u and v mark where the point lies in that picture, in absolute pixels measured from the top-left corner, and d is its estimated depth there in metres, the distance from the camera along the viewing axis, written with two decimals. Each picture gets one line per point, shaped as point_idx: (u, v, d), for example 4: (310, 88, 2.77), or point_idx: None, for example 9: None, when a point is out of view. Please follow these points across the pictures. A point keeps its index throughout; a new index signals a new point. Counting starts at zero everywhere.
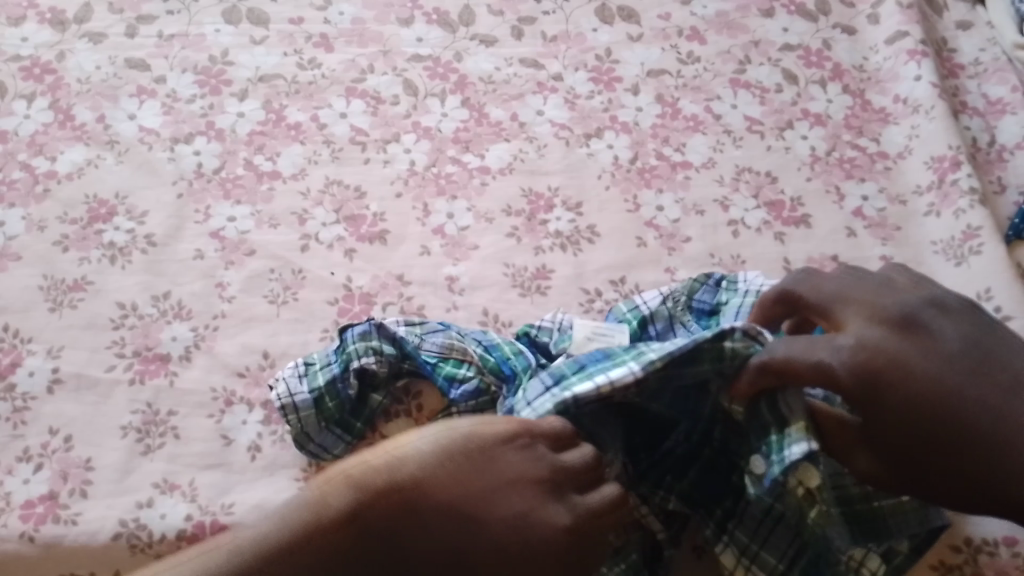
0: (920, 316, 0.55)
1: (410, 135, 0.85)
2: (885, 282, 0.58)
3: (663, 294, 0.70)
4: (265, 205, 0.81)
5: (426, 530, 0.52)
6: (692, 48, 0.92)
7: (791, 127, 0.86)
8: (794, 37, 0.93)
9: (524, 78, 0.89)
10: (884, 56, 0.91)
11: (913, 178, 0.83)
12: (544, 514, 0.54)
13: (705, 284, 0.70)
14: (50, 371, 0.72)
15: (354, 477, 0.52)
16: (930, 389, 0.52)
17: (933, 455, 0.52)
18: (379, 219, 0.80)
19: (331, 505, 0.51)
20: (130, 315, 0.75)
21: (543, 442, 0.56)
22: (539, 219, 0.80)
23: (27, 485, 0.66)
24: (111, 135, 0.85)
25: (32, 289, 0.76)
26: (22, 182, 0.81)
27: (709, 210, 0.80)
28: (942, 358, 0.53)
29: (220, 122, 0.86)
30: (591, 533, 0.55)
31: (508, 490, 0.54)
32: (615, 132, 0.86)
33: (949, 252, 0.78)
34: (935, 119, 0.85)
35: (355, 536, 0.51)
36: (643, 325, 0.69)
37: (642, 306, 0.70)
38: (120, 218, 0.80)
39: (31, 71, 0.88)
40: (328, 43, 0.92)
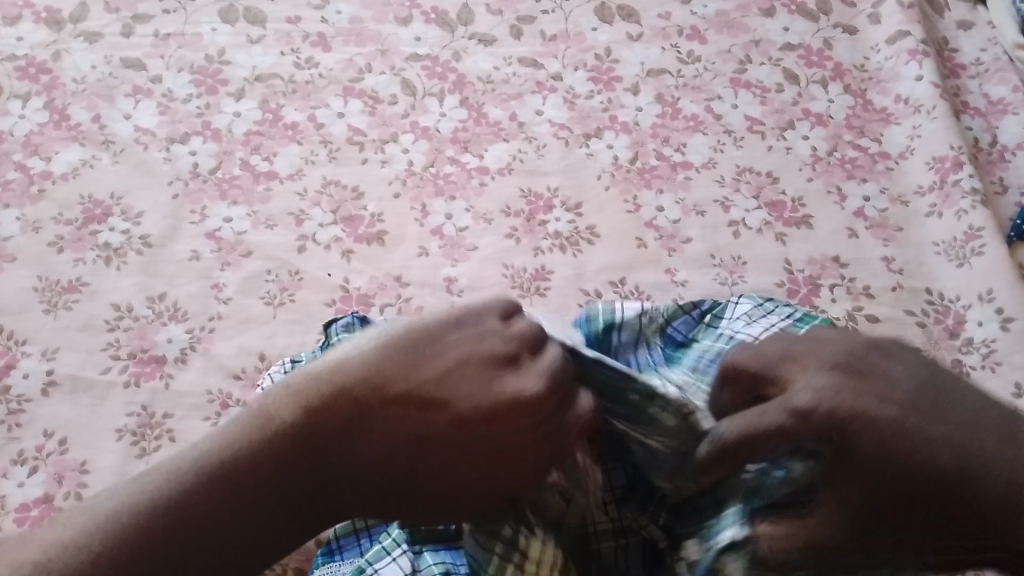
0: (864, 357, 0.40)
1: (408, 135, 0.85)
2: (817, 334, 0.42)
3: (645, 306, 0.59)
4: (261, 206, 0.80)
5: (386, 427, 0.40)
6: (692, 48, 0.91)
7: (791, 127, 0.85)
8: (795, 36, 0.92)
9: (522, 78, 0.89)
10: (884, 55, 0.91)
11: (915, 178, 0.82)
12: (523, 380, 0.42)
13: (687, 314, 0.59)
14: (45, 373, 0.71)
15: (272, 399, 0.41)
16: (919, 451, 0.37)
17: (934, 541, 0.39)
18: (376, 220, 0.80)
19: (268, 422, 0.40)
20: (125, 316, 0.74)
21: (492, 316, 0.44)
22: (538, 220, 0.79)
23: (21, 488, 0.66)
24: (107, 135, 0.84)
25: (27, 291, 0.75)
26: (17, 182, 0.80)
27: (709, 211, 0.80)
28: (893, 402, 0.38)
29: (217, 122, 0.85)
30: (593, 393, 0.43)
31: (474, 358, 0.42)
32: (615, 132, 0.85)
33: (950, 253, 0.77)
34: (936, 119, 0.84)
35: (301, 451, 0.39)
36: (609, 330, 0.58)
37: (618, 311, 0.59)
38: (116, 219, 0.79)
39: (26, 71, 0.87)
40: (325, 43, 0.91)
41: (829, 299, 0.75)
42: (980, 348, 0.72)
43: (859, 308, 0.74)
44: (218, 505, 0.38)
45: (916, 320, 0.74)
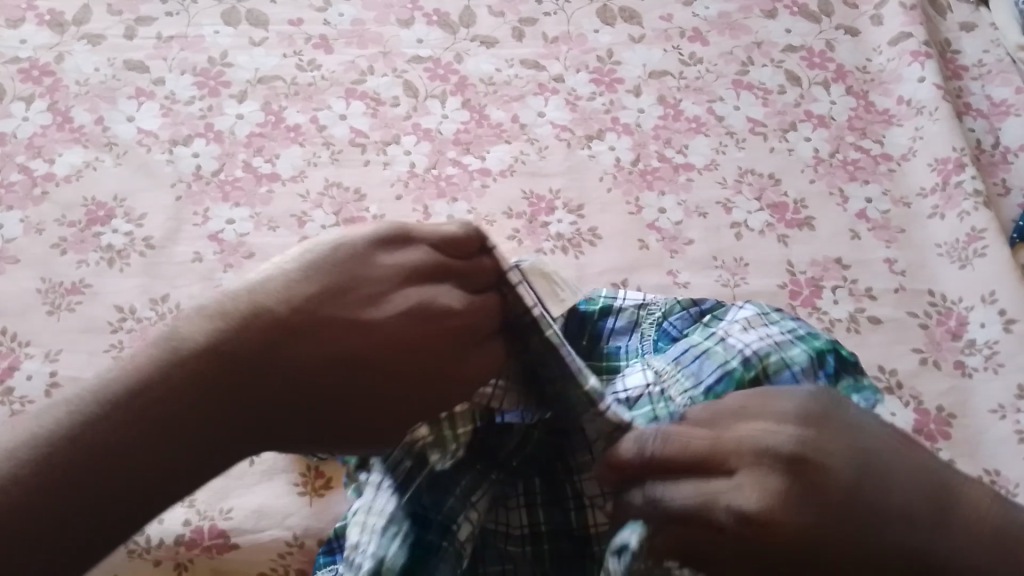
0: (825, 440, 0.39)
1: (410, 136, 0.85)
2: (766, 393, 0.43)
3: (647, 299, 0.61)
4: (264, 207, 0.80)
5: (310, 344, 0.42)
6: (694, 49, 0.91)
7: (793, 129, 0.85)
8: (797, 38, 0.92)
9: (525, 79, 0.89)
10: (887, 57, 0.91)
11: (917, 180, 0.82)
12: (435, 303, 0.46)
13: (686, 310, 0.60)
14: (47, 374, 0.71)
15: (199, 313, 0.42)
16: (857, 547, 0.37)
17: None
18: (378, 221, 0.80)
19: (183, 340, 0.40)
20: (128, 318, 0.74)
21: (417, 243, 0.48)
22: (540, 221, 0.79)
23: None
24: (109, 137, 0.84)
25: (30, 293, 0.75)
26: (20, 185, 0.81)
27: (711, 212, 0.80)
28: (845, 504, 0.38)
29: (219, 124, 0.85)
30: (488, 317, 0.48)
31: (395, 288, 0.46)
32: (617, 134, 0.85)
33: (952, 255, 0.77)
34: (939, 121, 0.84)
35: (220, 368, 0.40)
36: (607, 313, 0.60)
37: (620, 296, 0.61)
38: (118, 221, 0.79)
39: (29, 73, 0.87)
40: (327, 45, 0.91)
41: (831, 299, 0.75)
42: (982, 350, 0.72)
43: (861, 309, 0.74)
44: (131, 423, 0.38)
45: (919, 322, 0.74)
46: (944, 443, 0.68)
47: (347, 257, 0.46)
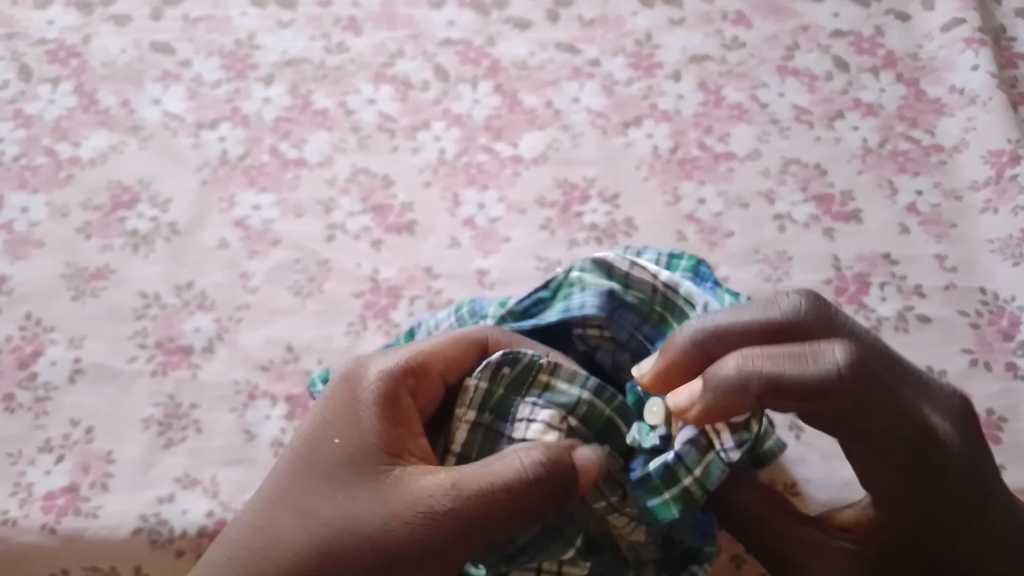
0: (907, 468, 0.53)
1: (440, 122, 0.83)
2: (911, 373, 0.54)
3: (585, 311, 0.57)
4: (290, 194, 0.79)
5: (383, 484, 0.51)
6: (736, 33, 0.87)
7: (840, 117, 0.82)
8: (844, 23, 0.87)
9: (559, 64, 0.86)
10: (938, 43, 0.86)
11: (970, 172, 0.78)
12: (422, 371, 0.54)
13: (580, 301, 0.58)
14: (72, 361, 0.70)
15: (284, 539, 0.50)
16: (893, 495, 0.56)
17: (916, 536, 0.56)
18: (406, 209, 0.78)
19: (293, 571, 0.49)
20: (152, 304, 0.73)
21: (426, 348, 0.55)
22: (573, 211, 0.78)
23: (47, 476, 0.65)
24: (135, 120, 0.83)
25: (55, 278, 0.74)
26: (45, 168, 0.79)
27: (753, 204, 0.77)
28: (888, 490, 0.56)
29: (245, 108, 0.83)
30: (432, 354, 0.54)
31: (404, 374, 0.54)
32: (654, 121, 0.82)
33: (1005, 252, 0.74)
34: (992, 111, 0.81)
35: (352, 537, 0.50)
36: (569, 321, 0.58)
37: (578, 306, 0.58)
38: (143, 205, 0.78)
39: (56, 55, 0.86)
40: (357, 27, 0.88)
41: (879, 297, 0.72)
42: None
43: (910, 307, 0.72)
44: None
45: (969, 321, 0.71)
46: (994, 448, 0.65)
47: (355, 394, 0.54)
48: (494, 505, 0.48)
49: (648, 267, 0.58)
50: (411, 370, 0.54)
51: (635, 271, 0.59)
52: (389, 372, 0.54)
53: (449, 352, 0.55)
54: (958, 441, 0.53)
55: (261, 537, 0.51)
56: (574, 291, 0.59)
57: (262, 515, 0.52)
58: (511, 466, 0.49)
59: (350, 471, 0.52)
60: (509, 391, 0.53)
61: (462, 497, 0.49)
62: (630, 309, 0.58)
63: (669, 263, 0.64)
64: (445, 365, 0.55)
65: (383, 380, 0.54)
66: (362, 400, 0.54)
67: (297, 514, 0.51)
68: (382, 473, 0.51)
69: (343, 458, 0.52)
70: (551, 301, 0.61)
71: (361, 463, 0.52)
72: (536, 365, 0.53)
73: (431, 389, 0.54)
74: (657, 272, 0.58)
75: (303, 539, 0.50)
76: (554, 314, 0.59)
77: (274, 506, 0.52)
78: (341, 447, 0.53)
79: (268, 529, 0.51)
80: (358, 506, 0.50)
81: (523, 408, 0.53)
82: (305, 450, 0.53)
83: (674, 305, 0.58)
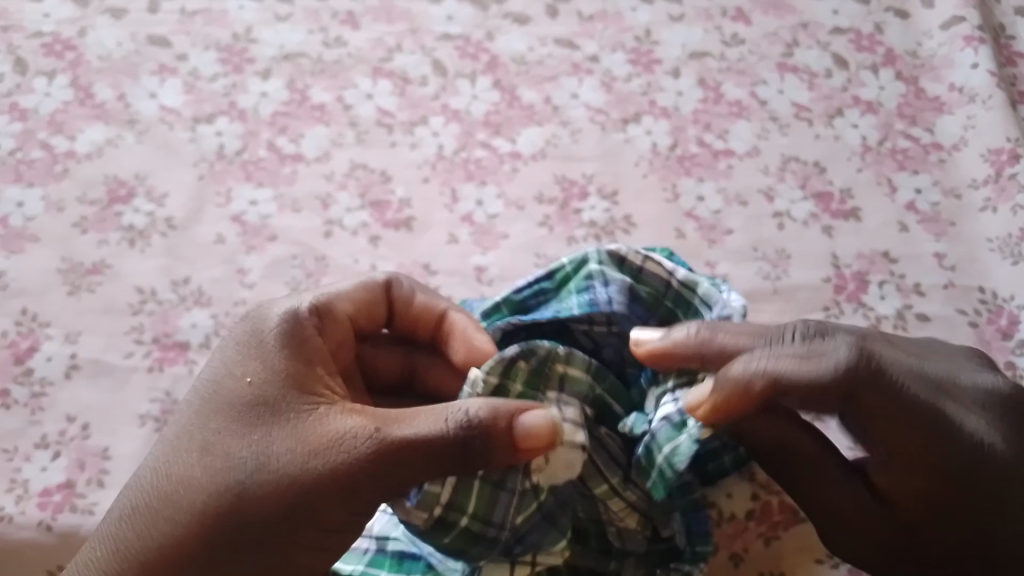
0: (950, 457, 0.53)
1: (438, 117, 0.82)
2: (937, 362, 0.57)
3: (610, 305, 0.58)
4: (287, 189, 0.78)
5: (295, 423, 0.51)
6: (736, 29, 0.87)
7: (840, 114, 0.82)
8: (844, 19, 0.87)
9: (558, 59, 0.85)
10: (938, 41, 0.86)
11: (969, 170, 0.78)
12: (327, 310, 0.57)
13: (602, 293, 0.58)
14: (67, 356, 0.70)
15: (195, 477, 0.51)
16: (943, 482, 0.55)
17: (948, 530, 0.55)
18: (404, 205, 0.78)
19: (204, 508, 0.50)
20: (149, 300, 0.73)
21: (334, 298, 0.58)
22: (572, 208, 0.77)
23: (43, 472, 0.65)
24: (132, 114, 0.82)
25: (51, 272, 0.74)
26: (41, 162, 0.79)
27: (752, 201, 0.77)
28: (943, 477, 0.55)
29: (243, 102, 0.83)
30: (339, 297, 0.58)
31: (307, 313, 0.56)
32: (654, 117, 0.82)
33: (1004, 250, 0.74)
34: (992, 109, 0.80)
35: (266, 475, 0.50)
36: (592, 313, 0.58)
37: (601, 298, 0.58)
38: (140, 200, 0.77)
39: (52, 48, 0.85)
40: (355, 21, 0.88)
41: (878, 295, 0.72)
42: None
43: (908, 306, 0.72)
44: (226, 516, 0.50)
45: (968, 320, 0.71)
46: None
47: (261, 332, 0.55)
48: (412, 450, 0.48)
49: (662, 263, 0.59)
50: (319, 312, 0.56)
51: (648, 266, 0.59)
52: (297, 313, 0.56)
53: (357, 296, 0.60)
54: (999, 431, 0.54)
55: (170, 476, 0.52)
56: (593, 285, 0.59)
57: (173, 455, 0.53)
58: (439, 417, 0.49)
59: (259, 409, 0.52)
60: (528, 385, 0.54)
61: (373, 434, 0.49)
62: (641, 304, 0.59)
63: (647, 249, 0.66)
64: (352, 307, 0.59)
65: (290, 318, 0.55)
66: (271, 339, 0.54)
67: (206, 453, 0.51)
68: (295, 413, 0.51)
69: (252, 398, 0.52)
70: (554, 293, 0.61)
71: (271, 401, 0.52)
72: (553, 354, 0.55)
73: (337, 334, 0.57)
74: (673, 270, 0.59)
75: (210, 476, 0.50)
76: (575, 303, 0.59)
77: (183, 446, 0.52)
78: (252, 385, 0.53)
79: (178, 466, 0.52)
80: (271, 446, 0.50)
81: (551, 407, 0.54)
82: (214, 392, 0.54)
83: (688, 305, 0.59)
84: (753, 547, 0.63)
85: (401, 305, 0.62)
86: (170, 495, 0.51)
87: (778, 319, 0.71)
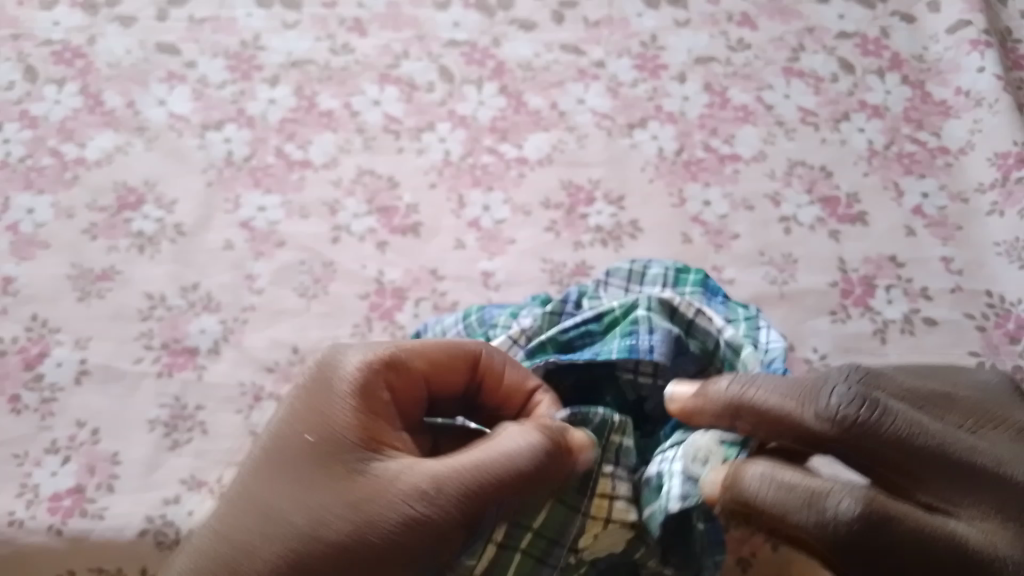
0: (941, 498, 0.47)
1: (445, 123, 0.83)
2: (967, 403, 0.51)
3: (653, 352, 0.56)
4: (295, 195, 0.79)
5: (357, 482, 0.50)
6: (742, 34, 0.87)
7: (846, 119, 0.82)
8: (850, 24, 0.87)
9: (564, 65, 0.86)
10: (944, 45, 0.86)
11: (976, 175, 0.78)
12: (398, 362, 0.53)
13: (646, 338, 0.57)
14: (77, 362, 0.71)
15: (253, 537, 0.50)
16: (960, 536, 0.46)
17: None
18: (411, 211, 0.78)
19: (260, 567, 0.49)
20: (158, 305, 0.73)
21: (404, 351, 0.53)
22: (579, 213, 0.77)
23: (54, 477, 0.65)
24: (141, 121, 0.83)
25: (61, 278, 0.74)
26: (51, 169, 0.80)
27: (759, 206, 0.77)
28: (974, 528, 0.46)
29: (251, 109, 0.83)
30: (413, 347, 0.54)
31: (376, 365, 0.52)
32: (660, 122, 0.82)
33: (1012, 254, 0.74)
34: (998, 114, 0.80)
35: (325, 537, 0.49)
36: (630, 358, 0.56)
37: (645, 343, 0.57)
38: (149, 206, 0.78)
39: (62, 56, 0.86)
40: (362, 28, 0.88)
41: (885, 300, 0.72)
42: None
43: (916, 310, 0.72)
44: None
45: (975, 324, 0.71)
46: None
47: (328, 384, 0.53)
48: (478, 501, 0.48)
49: (714, 318, 0.59)
50: (394, 364, 0.53)
51: (700, 319, 0.60)
52: (368, 365, 0.52)
53: (435, 354, 0.54)
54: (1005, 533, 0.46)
55: (228, 531, 0.51)
56: (638, 330, 0.57)
57: (229, 517, 0.51)
58: (504, 456, 0.48)
59: (324, 471, 0.50)
60: None
61: (438, 497, 0.48)
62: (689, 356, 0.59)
63: (679, 277, 0.67)
64: (427, 364, 0.54)
65: (359, 372, 0.52)
66: (337, 392, 0.52)
67: (264, 512, 0.50)
68: (354, 473, 0.50)
69: (316, 456, 0.51)
70: (601, 335, 0.61)
71: (335, 461, 0.50)
72: (609, 424, 0.53)
73: (409, 390, 0.54)
74: (723, 326, 0.59)
75: (267, 536, 0.49)
76: (616, 346, 0.57)
77: (241, 501, 0.51)
78: (315, 444, 0.51)
79: (232, 528, 0.50)
80: (331, 504, 0.49)
81: (608, 480, 0.53)
82: (275, 445, 0.52)
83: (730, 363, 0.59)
84: (761, 551, 0.63)
85: (488, 375, 0.55)
86: (229, 550, 0.50)
87: (785, 325, 0.71)
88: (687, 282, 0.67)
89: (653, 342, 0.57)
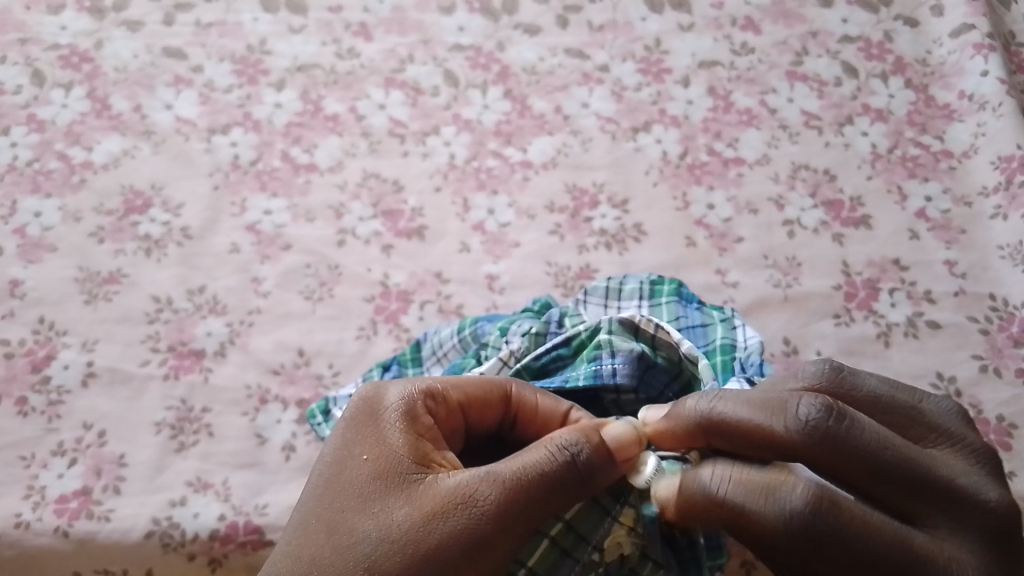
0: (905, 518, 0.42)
1: (450, 127, 0.83)
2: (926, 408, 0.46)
3: (615, 378, 0.57)
4: (301, 198, 0.79)
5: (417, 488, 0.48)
6: (746, 38, 0.87)
7: (850, 122, 0.82)
8: (854, 28, 0.88)
9: (569, 69, 0.86)
10: (947, 49, 0.86)
11: (980, 178, 0.78)
12: (437, 391, 0.53)
13: (604, 365, 0.57)
14: (84, 365, 0.71)
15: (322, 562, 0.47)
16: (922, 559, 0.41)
17: None
18: (416, 214, 0.78)
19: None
20: (165, 308, 0.74)
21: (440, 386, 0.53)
22: (583, 216, 0.78)
23: (60, 479, 0.66)
24: (148, 125, 0.83)
25: (68, 282, 0.75)
26: (59, 172, 0.80)
27: (763, 209, 0.77)
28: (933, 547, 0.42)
29: (257, 113, 0.84)
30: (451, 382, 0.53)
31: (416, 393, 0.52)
32: (664, 126, 0.82)
33: (1016, 257, 0.74)
34: (1002, 117, 0.80)
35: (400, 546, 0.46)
36: (595, 385, 0.57)
37: (606, 371, 0.57)
38: (156, 210, 0.78)
39: (69, 60, 0.87)
40: (367, 32, 0.89)
41: (889, 302, 0.72)
42: None
43: (919, 314, 0.72)
44: None
45: (979, 327, 0.71)
46: (1005, 454, 0.65)
47: (375, 412, 0.52)
48: (539, 494, 0.45)
49: (674, 333, 0.58)
50: (431, 394, 0.52)
51: (661, 334, 0.59)
52: (408, 397, 0.52)
53: (471, 387, 0.53)
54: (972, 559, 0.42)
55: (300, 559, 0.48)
56: (600, 356, 0.58)
57: (296, 543, 0.48)
58: (546, 452, 0.46)
59: (383, 485, 0.48)
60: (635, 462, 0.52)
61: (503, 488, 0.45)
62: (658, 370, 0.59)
63: (654, 289, 0.67)
64: (464, 396, 0.53)
65: (404, 401, 0.52)
66: (384, 418, 0.51)
67: (333, 533, 0.48)
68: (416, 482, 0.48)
69: (372, 472, 0.49)
70: (571, 358, 0.61)
71: (393, 475, 0.49)
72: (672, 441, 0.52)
73: (449, 420, 0.53)
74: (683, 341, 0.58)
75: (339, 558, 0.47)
76: (579, 374, 0.58)
77: (307, 528, 0.49)
78: (372, 463, 0.50)
79: (303, 552, 0.48)
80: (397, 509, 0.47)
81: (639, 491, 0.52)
82: (332, 470, 0.50)
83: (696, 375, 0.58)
84: None
85: (524, 410, 0.53)
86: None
87: (788, 327, 0.72)
88: (662, 293, 0.67)
89: (612, 368, 0.57)
